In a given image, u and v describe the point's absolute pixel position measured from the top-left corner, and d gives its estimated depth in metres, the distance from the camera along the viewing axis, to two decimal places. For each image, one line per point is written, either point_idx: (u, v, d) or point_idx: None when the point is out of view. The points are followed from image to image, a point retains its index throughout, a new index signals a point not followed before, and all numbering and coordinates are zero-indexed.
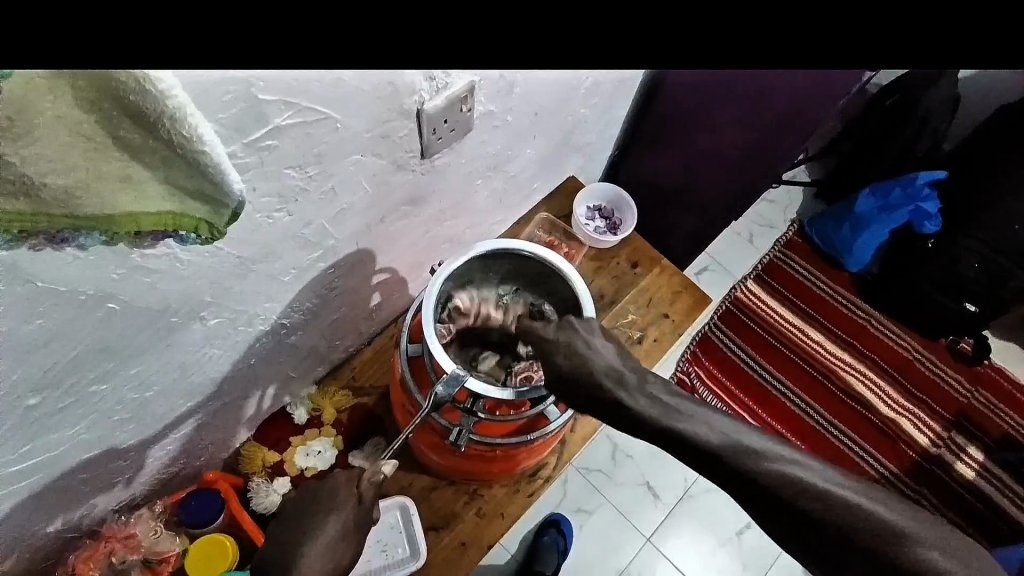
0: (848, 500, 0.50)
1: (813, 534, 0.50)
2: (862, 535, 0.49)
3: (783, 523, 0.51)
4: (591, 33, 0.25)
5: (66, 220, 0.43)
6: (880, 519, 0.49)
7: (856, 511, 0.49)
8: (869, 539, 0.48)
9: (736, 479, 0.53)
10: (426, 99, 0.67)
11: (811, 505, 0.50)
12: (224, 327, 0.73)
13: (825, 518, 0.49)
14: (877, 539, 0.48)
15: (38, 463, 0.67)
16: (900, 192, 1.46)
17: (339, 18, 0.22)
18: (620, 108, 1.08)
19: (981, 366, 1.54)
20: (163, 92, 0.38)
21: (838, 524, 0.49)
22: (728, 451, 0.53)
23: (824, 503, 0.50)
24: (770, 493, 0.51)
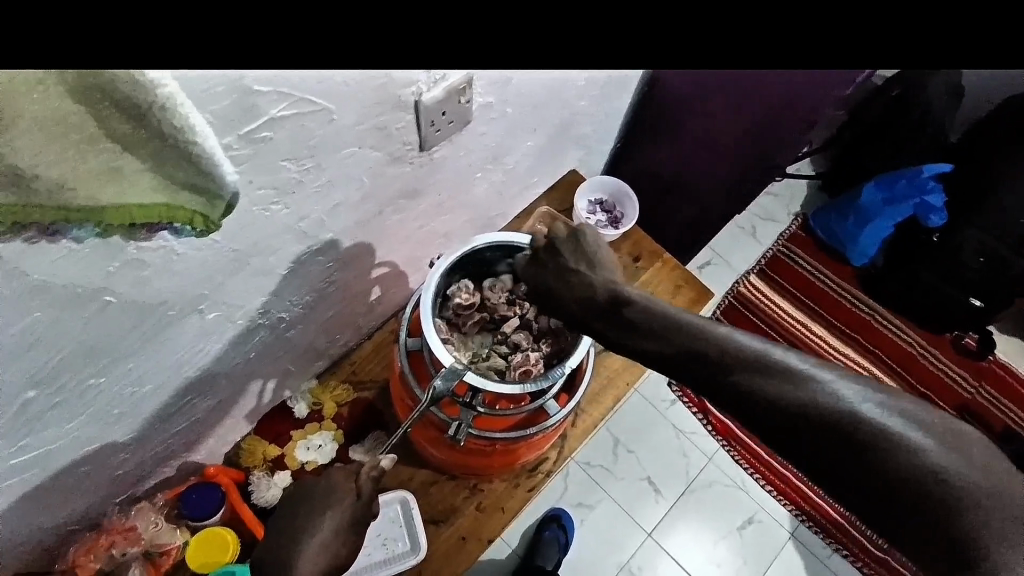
0: (834, 403, 0.46)
1: (799, 441, 0.46)
2: (850, 436, 0.44)
3: (767, 433, 0.48)
4: None
5: (57, 213, 0.42)
6: (870, 419, 0.45)
7: (845, 413, 0.45)
8: (860, 441, 0.44)
9: (713, 391, 0.50)
10: (423, 91, 0.67)
11: (794, 412, 0.46)
12: (222, 322, 0.73)
13: (811, 423, 0.46)
14: (866, 440, 0.44)
15: (37, 457, 0.67)
16: (905, 184, 1.44)
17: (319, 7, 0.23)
18: (620, 100, 1.07)
19: (986, 361, 1.52)
20: (153, 81, 0.37)
21: (823, 428, 0.45)
22: (730, 367, 0.50)
23: (807, 408, 0.46)
24: (748, 402, 0.48)
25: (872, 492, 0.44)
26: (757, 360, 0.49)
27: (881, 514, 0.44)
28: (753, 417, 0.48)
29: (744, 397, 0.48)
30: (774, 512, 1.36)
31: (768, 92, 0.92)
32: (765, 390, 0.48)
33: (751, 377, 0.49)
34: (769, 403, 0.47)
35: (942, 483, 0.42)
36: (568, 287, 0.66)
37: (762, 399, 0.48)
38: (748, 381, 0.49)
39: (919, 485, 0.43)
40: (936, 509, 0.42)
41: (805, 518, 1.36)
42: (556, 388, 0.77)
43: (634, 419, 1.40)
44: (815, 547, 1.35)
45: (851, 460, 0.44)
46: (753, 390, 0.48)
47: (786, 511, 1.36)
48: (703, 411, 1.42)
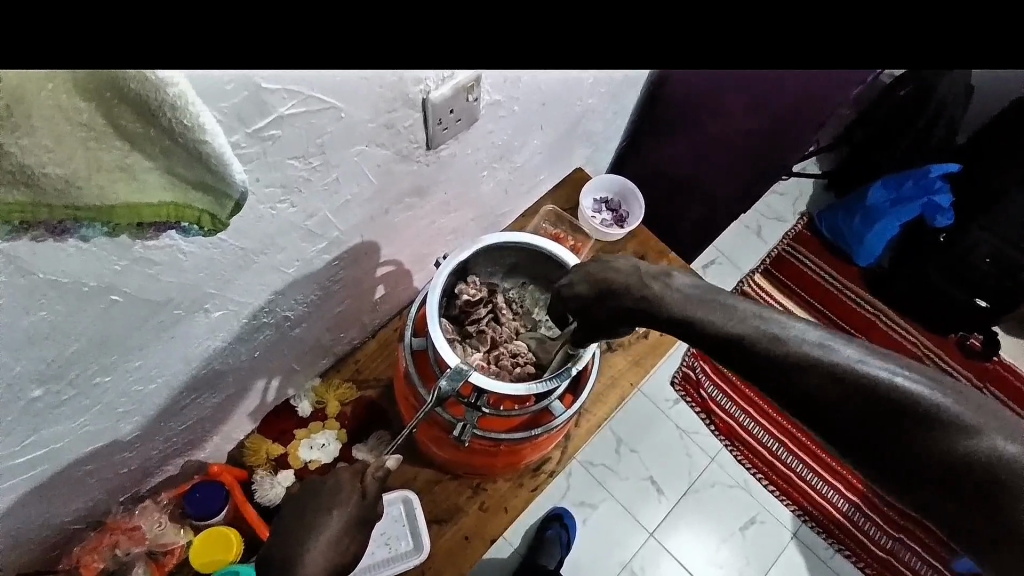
0: (882, 388, 0.47)
1: (847, 417, 0.47)
2: (898, 415, 0.46)
3: (813, 408, 0.49)
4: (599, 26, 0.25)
5: (65, 212, 0.41)
6: (922, 399, 0.46)
7: (896, 392, 0.47)
8: (909, 419, 0.46)
9: (757, 374, 0.52)
10: (432, 89, 0.66)
11: (849, 393, 0.47)
12: (227, 320, 0.72)
13: (861, 400, 0.47)
14: (917, 419, 0.46)
15: (41, 456, 0.66)
16: (913, 184, 1.45)
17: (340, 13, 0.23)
18: (628, 97, 1.06)
19: (990, 362, 1.52)
20: (163, 80, 0.37)
21: (872, 406, 0.47)
22: (773, 353, 0.51)
23: (860, 385, 0.47)
24: (799, 376, 0.49)
25: (916, 466, 0.45)
26: (810, 340, 0.50)
27: (920, 489, 0.45)
28: (799, 393, 0.49)
29: (794, 373, 0.50)
30: (777, 512, 1.36)
31: (777, 92, 0.91)
32: (819, 366, 0.49)
33: (805, 353, 0.50)
34: (821, 379, 0.48)
35: (990, 463, 0.44)
36: (616, 282, 0.64)
37: (813, 376, 0.49)
38: (800, 358, 0.50)
39: (964, 464, 0.44)
40: (981, 487, 0.43)
41: (808, 519, 1.36)
42: (561, 390, 0.76)
43: (637, 418, 1.40)
44: (818, 547, 1.34)
45: (899, 439, 0.46)
46: (805, 365, 0.49)
47: (790, 511, 1.36)
48: (706, 411, 1.42)
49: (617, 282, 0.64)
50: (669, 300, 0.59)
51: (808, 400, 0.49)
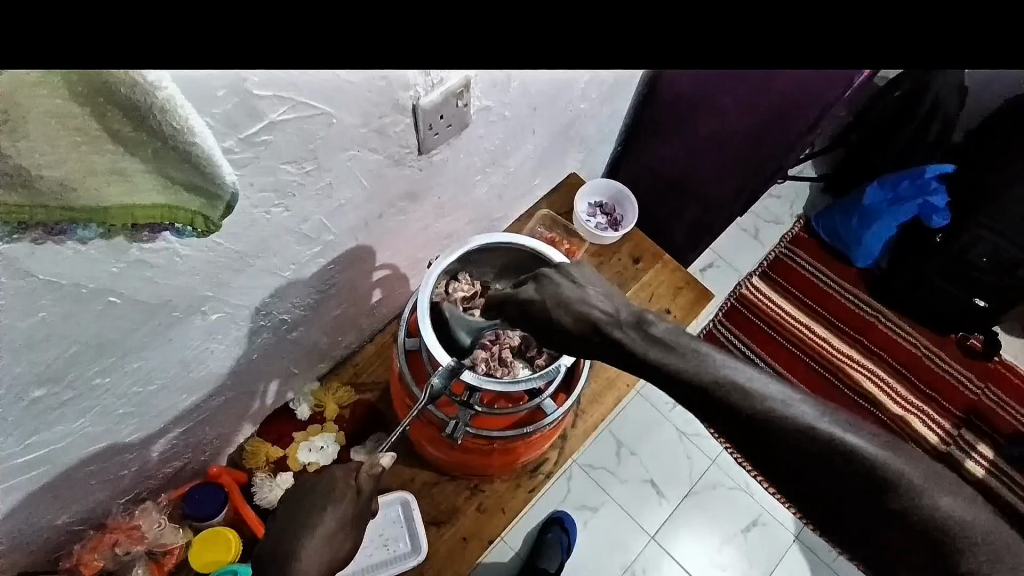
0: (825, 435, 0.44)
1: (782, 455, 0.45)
2: (836, 463, 0.43)
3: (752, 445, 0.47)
4: None
5: (61, 212, 0.43)
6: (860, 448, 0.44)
7: (834, 437, 0.44)
8: (847, 467, 0.43)
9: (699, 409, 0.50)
10: (421, 94, 0.68)
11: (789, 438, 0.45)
12: (225, 322, 0.74)
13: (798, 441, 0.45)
14: (858, 470, 0.43)
15: (42, 456, 0.68)
16: (908, 184, 1.44)
17: None
18: (619, 102, 1.08)
19: (991, 362, 1.51)
20: (151, 85, 0.38)
21: (815, 456, 0.44)
22: (714, 389, 0.49)
23: (796, 431, 0.45)
24: (735, 411, 0.47)
25: (851, 511, 0.43)
26: (749, 380, 0.48)
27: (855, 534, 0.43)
28: (737, 425, 0.47)
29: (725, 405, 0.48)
30: (779, 515, 1.35)
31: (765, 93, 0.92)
32: (758, 403, 0.47)
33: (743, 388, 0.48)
34: (760, 421, 0.46)
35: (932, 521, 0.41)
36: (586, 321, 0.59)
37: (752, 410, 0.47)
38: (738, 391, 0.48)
39: (901, 514, 0.42)
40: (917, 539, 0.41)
41: None
42: (553, 387, 0.77)
43: (637, 422, 1.40)
44: (821, 550, 1.33)
45: (839, 490, 0.43)
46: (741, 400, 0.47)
47: (791, 513, 1.35)
48: None
49: (592, 318, 0.59)
50: (638, 341, 0.56)
51: (746, 434, 0.47)
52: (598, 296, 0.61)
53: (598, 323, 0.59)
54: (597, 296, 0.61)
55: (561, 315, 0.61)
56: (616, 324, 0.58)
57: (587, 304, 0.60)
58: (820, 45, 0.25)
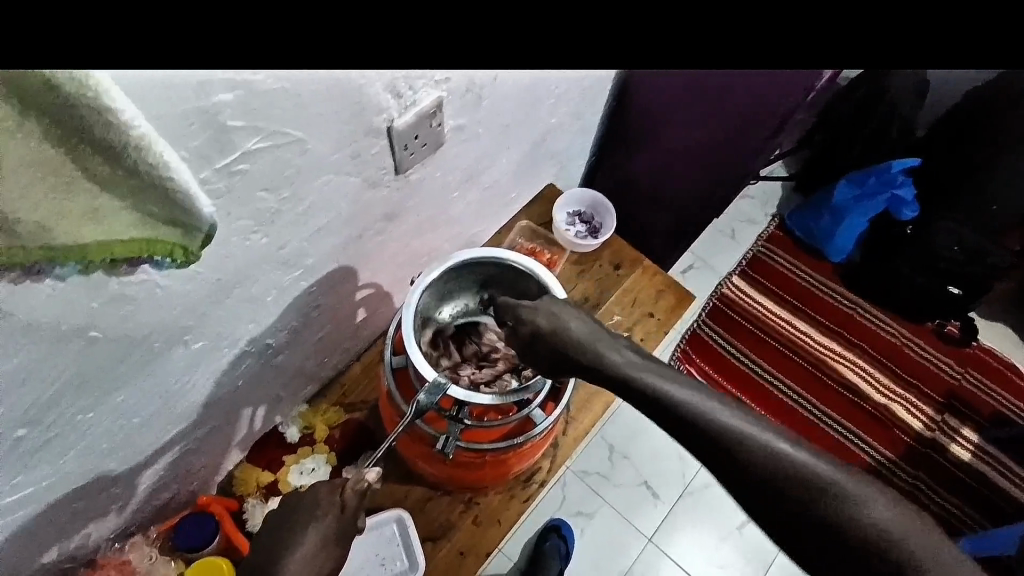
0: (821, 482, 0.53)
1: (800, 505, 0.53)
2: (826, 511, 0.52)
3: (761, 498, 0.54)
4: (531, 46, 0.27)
5: (41, 253, 0.44)
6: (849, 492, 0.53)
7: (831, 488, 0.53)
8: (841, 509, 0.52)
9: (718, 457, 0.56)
10: (395, 116, 0.70)
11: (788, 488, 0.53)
12: (208, 350, 0.74)
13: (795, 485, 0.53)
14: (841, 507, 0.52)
15: (26, 496, 0.67)
16: (876, 180, 1.49)
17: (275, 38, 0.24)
18: (592, 113, 1.11)
19: (969, 347, 1.55)
20: (125, 124, 0.41)
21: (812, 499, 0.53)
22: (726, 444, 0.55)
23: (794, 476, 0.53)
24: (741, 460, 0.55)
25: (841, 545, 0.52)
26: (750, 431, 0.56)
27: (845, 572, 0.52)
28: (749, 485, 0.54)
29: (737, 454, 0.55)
30: None
31: (732, 93, 0.95)
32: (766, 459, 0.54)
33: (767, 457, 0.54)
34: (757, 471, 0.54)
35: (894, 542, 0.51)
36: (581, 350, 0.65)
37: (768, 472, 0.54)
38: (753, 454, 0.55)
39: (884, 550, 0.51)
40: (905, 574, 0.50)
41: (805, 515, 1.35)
42: (541, 397, 0.78)
43: (627, 426, 1.41)
44: None
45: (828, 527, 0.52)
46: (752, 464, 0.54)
47: None
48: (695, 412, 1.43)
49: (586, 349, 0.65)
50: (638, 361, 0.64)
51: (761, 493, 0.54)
52: (584, 322, 0.67)
53: (594, 348, 0.65)
54: (579, 320, 0.67)
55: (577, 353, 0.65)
56: (612, 349, 0.64)
57: (577, 328, 0.66)
58: (729, 46, 0.28)
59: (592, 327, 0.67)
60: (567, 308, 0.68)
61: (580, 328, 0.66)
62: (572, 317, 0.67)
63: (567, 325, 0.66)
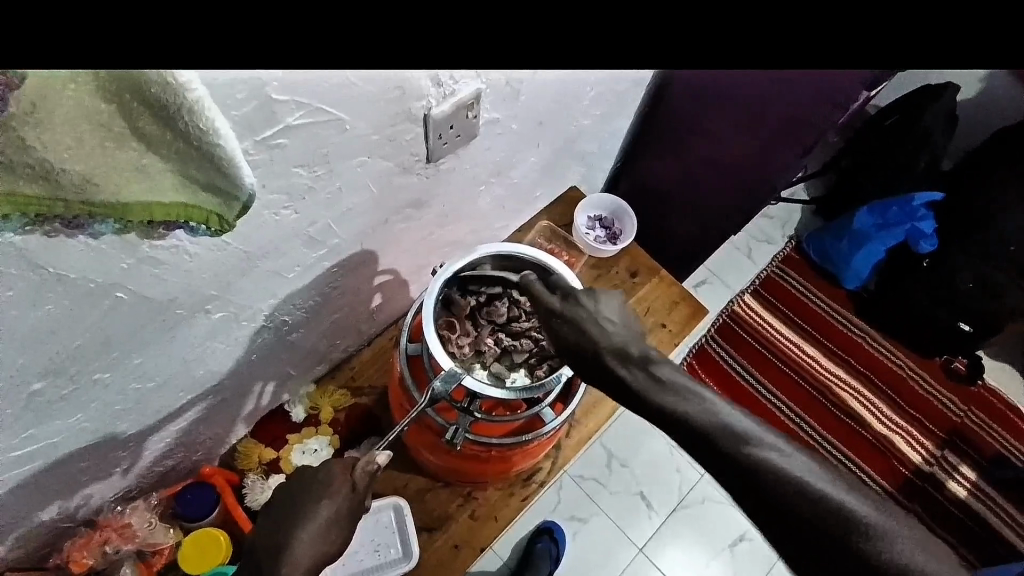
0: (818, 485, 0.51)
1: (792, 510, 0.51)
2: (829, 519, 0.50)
3: (761, 506, 0.52)
4: (602, 40, 0.27)
5: (81, 208, 0.44)
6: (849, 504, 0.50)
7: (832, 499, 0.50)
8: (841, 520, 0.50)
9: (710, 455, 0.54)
10: (433, 105, 0.70)
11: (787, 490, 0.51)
12: (227, 322, 0.74)
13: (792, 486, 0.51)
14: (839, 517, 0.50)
15: (36, 450, 0.67)
16: (897, 211, 1.49)
17: (353, 19, 0.24)
18: (621, 119, 1.11)
19: (975, 386, 1.55)
20: (183, 87, 0.40)
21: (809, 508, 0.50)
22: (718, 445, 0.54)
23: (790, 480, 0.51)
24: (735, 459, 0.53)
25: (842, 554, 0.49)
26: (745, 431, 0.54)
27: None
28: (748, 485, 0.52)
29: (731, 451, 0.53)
30: None
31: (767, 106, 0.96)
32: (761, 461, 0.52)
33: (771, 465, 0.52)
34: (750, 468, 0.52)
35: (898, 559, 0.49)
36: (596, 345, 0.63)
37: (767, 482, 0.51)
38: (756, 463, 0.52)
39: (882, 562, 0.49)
40: None
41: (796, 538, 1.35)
42: (552, 396, 0.78)
43: (628, 434, 1.41)
44: None
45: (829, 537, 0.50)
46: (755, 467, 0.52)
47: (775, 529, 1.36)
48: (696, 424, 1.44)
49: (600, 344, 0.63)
50: (645, 383, 0.59)
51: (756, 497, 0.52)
52: (614, 326, 0.64)
53: (604, 355, 0.63)
54: (609, 325, 0.65)
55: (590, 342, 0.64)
56: (621, 361, 0.61)
57: (598, 329, 0.65)
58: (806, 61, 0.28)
59: (618, 336, 0.64)
60: (614, 308, 0.67)
61: (605, 329, 0.64)
62: (603, 318, 0.65)
63: (589, 322, 0.65)
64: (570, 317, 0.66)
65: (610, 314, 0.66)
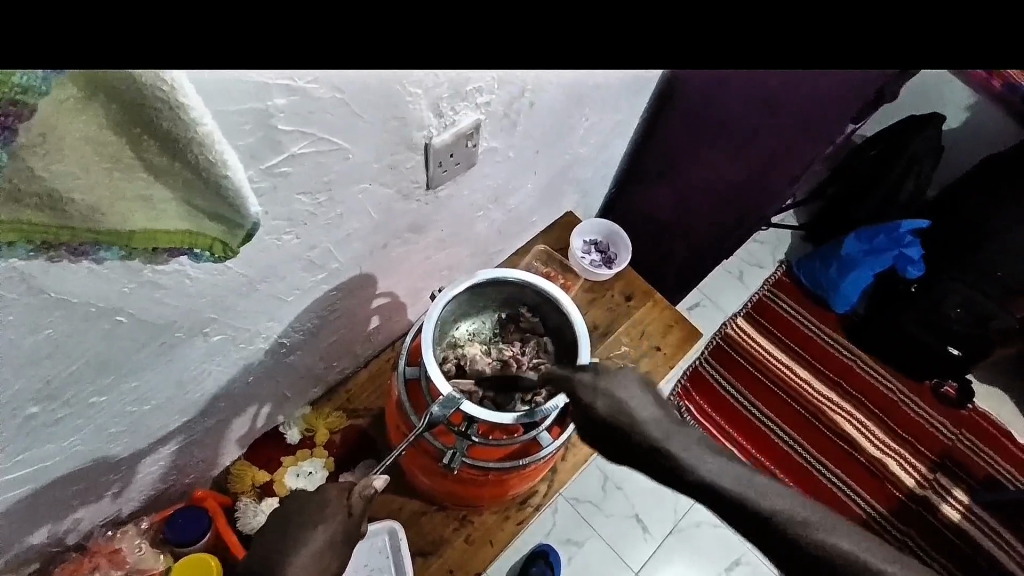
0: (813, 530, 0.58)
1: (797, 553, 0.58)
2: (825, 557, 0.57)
3: (774, 547, 0.59)
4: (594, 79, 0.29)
5: (87, 235, 0.46)
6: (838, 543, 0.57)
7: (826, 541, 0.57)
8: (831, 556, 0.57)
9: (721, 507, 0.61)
10: (434, 134, 0.72)
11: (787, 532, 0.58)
12: (224, 344, 0.75)
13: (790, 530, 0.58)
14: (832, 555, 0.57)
15: (29, 472, 0.67)
16: (884, 238, 1.52)
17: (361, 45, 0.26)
18: (616, 147, 1.13)
19: (965, 410, 1.56)
20: (194, 121, 0.42)
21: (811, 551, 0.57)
22: (730, 500, 0.61)
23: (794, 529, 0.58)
24: (744, 512, 0.60)
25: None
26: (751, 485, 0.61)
27: None
28: (741, 516, 0.60)
29: (740, 502, 0.60)
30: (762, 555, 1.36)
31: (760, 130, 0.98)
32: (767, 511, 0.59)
33: (755, 498, 0.60)
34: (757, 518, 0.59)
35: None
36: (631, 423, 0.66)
37: (755, 511, 0.59)
38: (742, 496, 0.60)
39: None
40: None
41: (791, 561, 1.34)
42: (550, 420, 0.78)
43: None
44: None
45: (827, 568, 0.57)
46: (742, 500, 0.60)
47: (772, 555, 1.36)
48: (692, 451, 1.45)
49: (638, 422, 0.66)
50: (687, 456, 0.63)
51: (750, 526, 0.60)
52: (646, 402, 0.68)
53: (644, 431, 0.66)
54: (643, 402, 0.68)
55: (624, 423, 0.66)
56: (662, 437, 0.65)
57: (632, 406, 0.67)
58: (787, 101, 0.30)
59: (652, 413, 0.67)
60: (638, 385, 0.69)
61: (637, 407, 0.67)
62: (635, 392, 0.68)
63: (627, 398, 0.67)
64: (606, 394, 0.68)
65: (637, 392, 0.69)
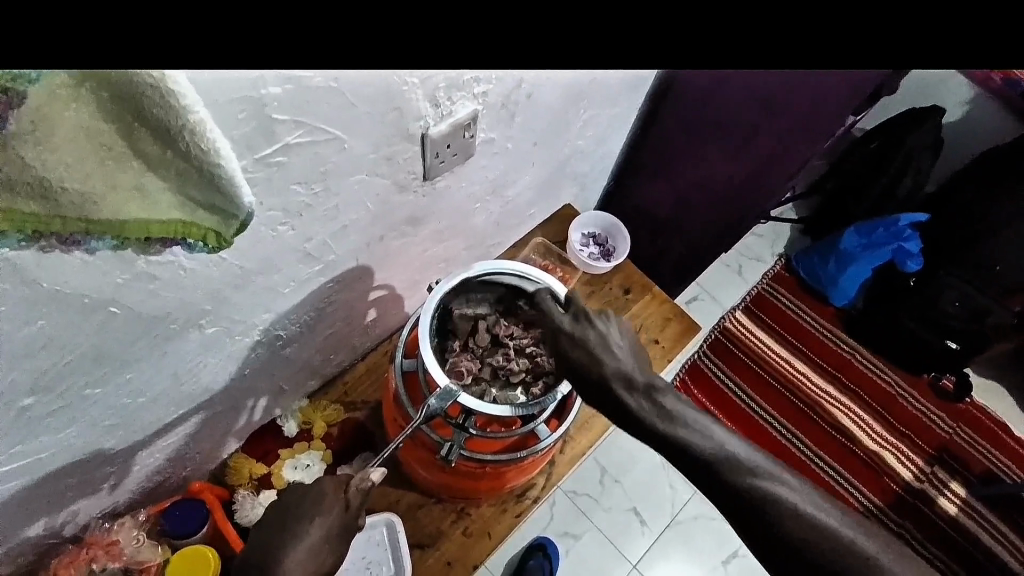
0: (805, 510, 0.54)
1: (784, 538, 0.54)
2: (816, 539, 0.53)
3: (757, 529, 0.55)
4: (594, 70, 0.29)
5: (78, 224, 0.45)
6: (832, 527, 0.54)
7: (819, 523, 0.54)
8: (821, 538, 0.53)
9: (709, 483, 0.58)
10: (431, 125, 0.71)
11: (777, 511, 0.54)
12: (220, 336, 0.74)
13: (780, 506, 0.55)
14: (822, 537, 0.53)
15: (24, 465, 0.67)
16: (883, 231, 1.52)
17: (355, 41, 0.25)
18: (615, 139, 1.12)
19: (963, 404, 1.56)
20: (185, 109, 0.41)
21: (801, 535, 0.53)
22: (719, 475, 0.57)
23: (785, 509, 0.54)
24: (733, 488, 0.56)
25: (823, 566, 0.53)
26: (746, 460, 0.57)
27: None
28: (722, 488, 0.57)
29: (731, 476, 0.57)
30: None
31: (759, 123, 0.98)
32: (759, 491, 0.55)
33: (745, 470, 0.56)
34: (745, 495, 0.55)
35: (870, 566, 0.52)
36: (601, 369, 0.65)
37: (744, 487, 0.56)
38: (732, 467, 0.57)
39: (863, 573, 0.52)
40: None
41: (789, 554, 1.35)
42: (547, 413, 0.78)
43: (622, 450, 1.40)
44: None
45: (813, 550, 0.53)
46: (729, 473, 0.57)
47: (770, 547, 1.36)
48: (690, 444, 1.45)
49: (607, 367, 0.65)
50: (650, 412, 0.62)
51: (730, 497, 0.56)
52: (624, 353, 0.66)
53: (610, 380, 0.64)
54: (622, 350, 0.66)
55: (592, 368, 0.65)
56: (627, 388, 0.64)
57: (608, 355, 0.66)
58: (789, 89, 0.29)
59: (626, 363, 0.66)
60: (621, 334, 0.68)
61: (614, 355, 0.66)
62: (616, 341, 0.67)
63: (607, 343, 0.66)
64: (581, 339, 0.67)
65: (620, 341, 0.67)
